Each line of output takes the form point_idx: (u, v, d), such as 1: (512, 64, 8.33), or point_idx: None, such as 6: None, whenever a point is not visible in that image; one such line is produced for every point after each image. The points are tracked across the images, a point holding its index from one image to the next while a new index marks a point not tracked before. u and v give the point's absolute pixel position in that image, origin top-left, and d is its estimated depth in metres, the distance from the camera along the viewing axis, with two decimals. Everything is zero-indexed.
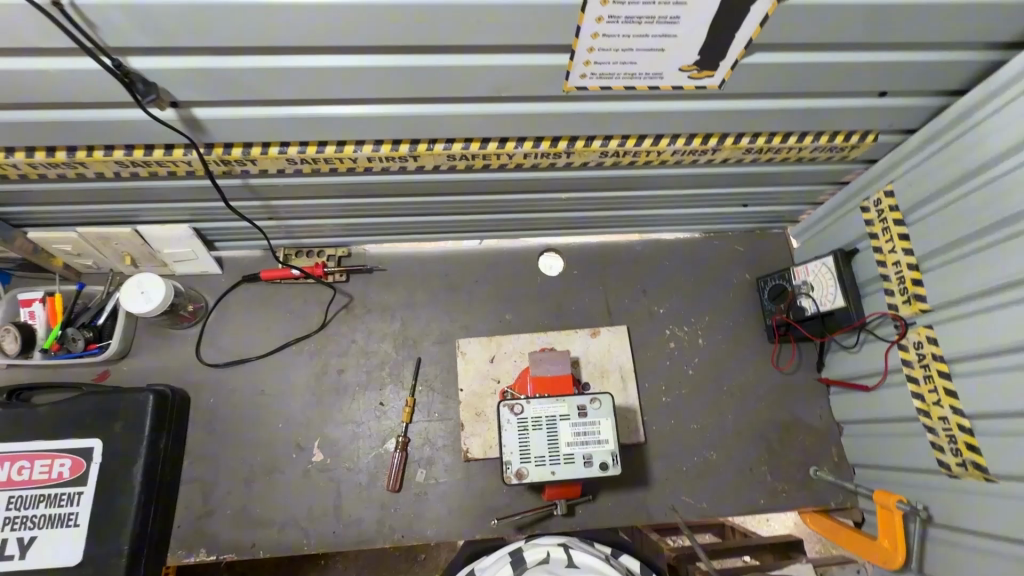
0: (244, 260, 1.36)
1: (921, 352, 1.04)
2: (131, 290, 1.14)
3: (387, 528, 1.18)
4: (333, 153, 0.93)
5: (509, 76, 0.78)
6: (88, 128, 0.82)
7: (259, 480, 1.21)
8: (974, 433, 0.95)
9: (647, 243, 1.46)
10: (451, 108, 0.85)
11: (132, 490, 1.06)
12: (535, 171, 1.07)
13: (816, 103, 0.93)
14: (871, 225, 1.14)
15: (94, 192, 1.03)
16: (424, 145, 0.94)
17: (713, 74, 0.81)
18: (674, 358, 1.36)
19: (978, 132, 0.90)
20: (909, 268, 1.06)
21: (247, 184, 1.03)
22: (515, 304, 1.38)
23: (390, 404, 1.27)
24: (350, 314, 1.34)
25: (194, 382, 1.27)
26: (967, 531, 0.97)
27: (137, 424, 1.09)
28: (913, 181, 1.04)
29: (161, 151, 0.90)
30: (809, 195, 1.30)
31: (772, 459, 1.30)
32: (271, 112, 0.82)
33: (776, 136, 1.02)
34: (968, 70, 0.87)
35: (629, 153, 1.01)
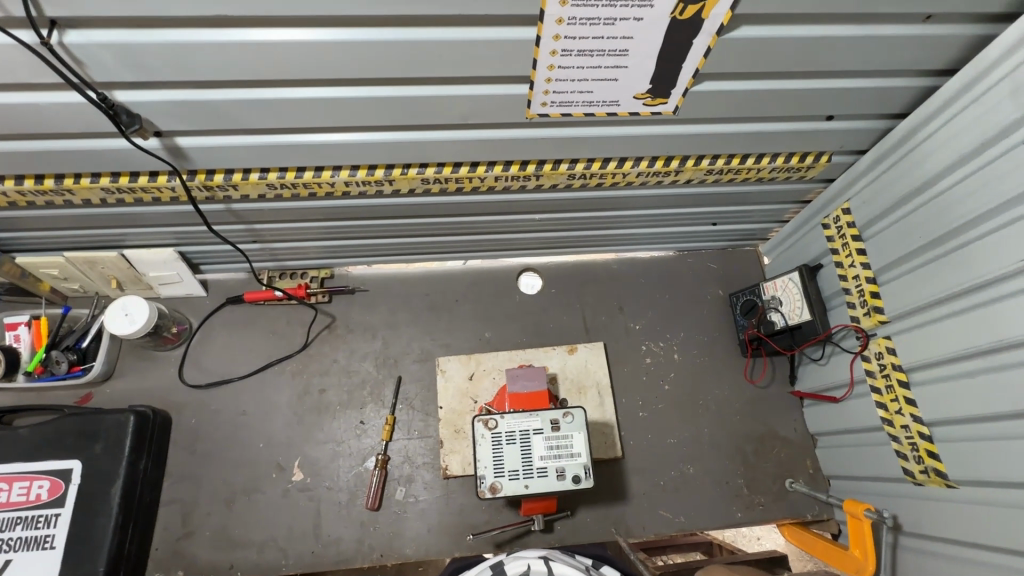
0: (229, 283, 1.39)
1: (882, 362, 1.08)
2: (115, 312, 1.17)
3: (366, 547, 1.19)
4: (311, 178, 0.97)
5: (473, 105, 0.83)
6: (75, 157, 0.86)
7: (239, 501, 1.21)
8: (934, 440, 0.98)
9: (623, 262, 1.50)
10: (422, 135, 0.90)
11: (110, 511, 1.07)
12: (508, 194, 1.12)
13: (768, 127, 0.98)
14: (831, 241, 1.19)
15: (81, 217, 1.06)
16: (398, 169, 0.98)
17: (667, 101, 0.86)
18: (651, 373, 1.39)
19: (919, 153, 0.96)
20: (867, 281, 1.10)
21: (230, 208, 1.07)
22: (495, 322, 1.41)
23: (371, 422, 1.29)
24: (333, 334, 1.37)
25: (177, 403, 1.28)
26: (934, 538, 0.99)
27: (117, 446, 1.10)
28: (866, 199, 1.10)
29: (145, 177, 0.94)
30: (776, 214, 1.36)
31: (748, 472, 1.31)
32: (251, 140, 0.87)
33: (734, 158, 1.07)
34: (906, 95, 0.93)
35: (595, 175, 1.06)
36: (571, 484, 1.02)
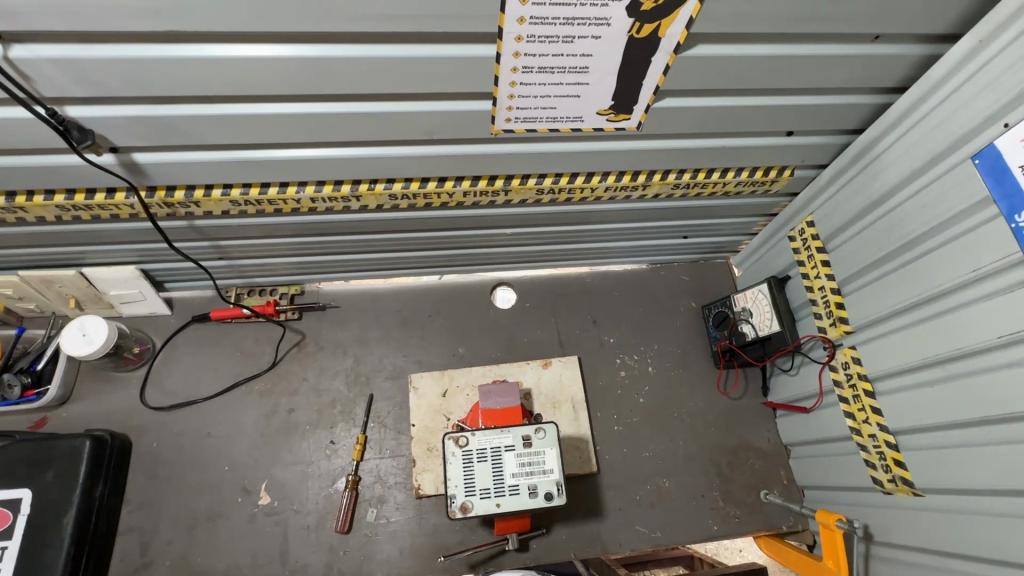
0: (196, 301, 1.36)
1: (849, 372, 1.09)
2: (72, 333, 1.13)
3: (336, 572, 1.15)
4: (276, 194, 0.96)
5: (437, 121, 0.83)
6: (26, 174, 0.84)
7: (202, 527, 1.17)
8: (900, 448, 0.99)
9: (597, 275, 1.51)
10: (386, 150, 0.89)
11: (62, 542, 1.01)
12: (477, 209, 1.12)
13: (731, 142, 1.00)
14: (798, 252, 1.21)
15: (36, 235, 1.03)
16: (365, 185, 0.98)
17: (630, 117, 0.87)
18: (626, 386, 1.39)
19: (875, 167, 0.99)
20: (832, 292, 1.12)
21: (193, 225, 1.05)
22: (468, 337, 1.40)
23: (341, 442, 1.26)
24: (302, 352, 1.34)
25: (137, 426, 1.24)
26: (904, 547, 0.99)
27: (71, 472, 1.06)
28: (829, 212, 1.12)
29: (102, 194, 0.91)
30: (744, 226, 1.38)
31: (724, 484, 1.31)
32: (211, 156, 0.85)
33: (700, 172, 1.09)
34: (861, 111, 0.96)
35: (564, 190, 1.06)
36: (543, 502, 1.00)
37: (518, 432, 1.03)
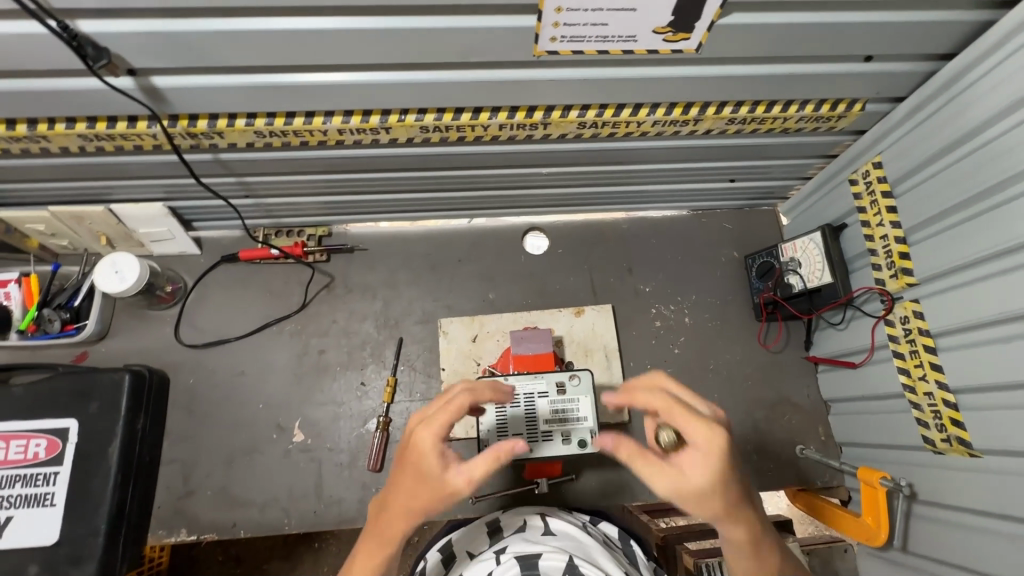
0: (225, 241, 1.35)
1: (907, 326, 1.02)
2: (105, 269, 1.12)
3: (369, 507, 1.18)
4: (301, 125, 0.90)
5: (476, 39, 0.75)
6: (44, 98, 0.80)
7: (240, 460, 1.20)
8: (959, 408, 0.93)
9: (633, 221, 1.43)
10: (417, 75, 0.82)
11: (108, 471, 1.04)
12: (512, 144, 1.04)
13: (803, 70, 0.89)
14: (859, 198, 1.11)
15: (62, 168, 1.00)
16: (395, 116, 0.91)
17: (690, 36, 0.78)
18: (660, 337, 1.34)
19: (962, 100, 0.87)
20: (896, 241, 1.03)
21: (218, 158, 1.00)
22: (499, 283, 1.36)
23: (372, 384, 1.26)
24: (331, 294, 1.32)
25: (173, 362, 1.26)
26: (952, 508, 0.95)
27: (113, 404, 1.08)
28: (900, 151, 1.01)
29: (124, 123, 0.88)
30: (799, 170, 1.27)
31: (758, 437, 1.29)
32: (234, 80, 0.80)
33: (760, 105, 0.98)
34: (958, 32, 0.84)
35: (608, 124, 0.98)
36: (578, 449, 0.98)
37: (551, 377, 1.01)
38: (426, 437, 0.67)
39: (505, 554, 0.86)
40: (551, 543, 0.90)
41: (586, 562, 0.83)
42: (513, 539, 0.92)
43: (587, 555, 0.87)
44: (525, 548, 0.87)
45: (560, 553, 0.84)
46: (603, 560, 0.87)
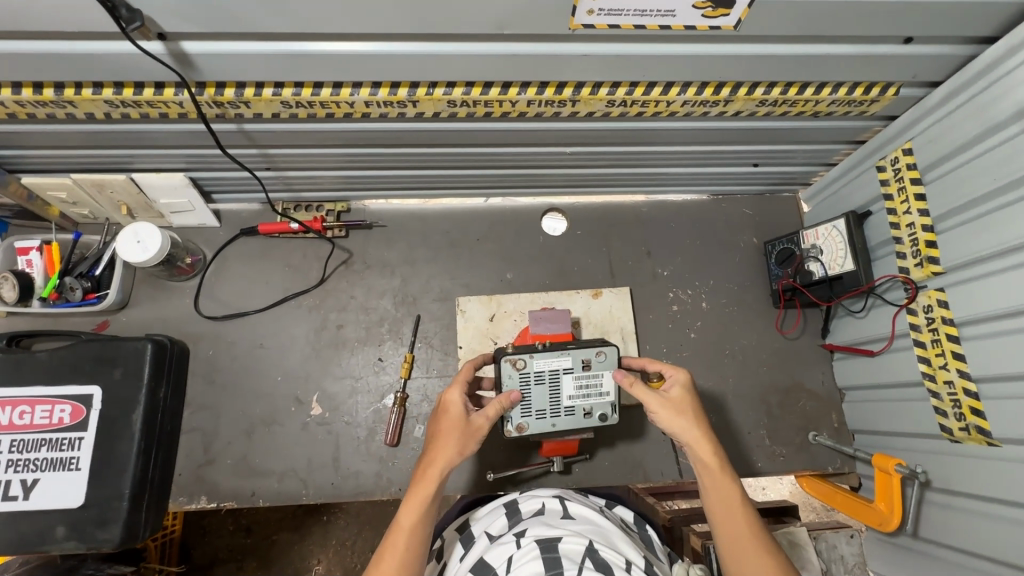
0: (243, 214, 1.34)
1: (930, 316, 1.02)
2: (127, 239, 1.12)
3: (385, 480, 1.20)
4: (329, 96, 0.89)
5: (513, 10, 0.74)
6: (72, 61, 0.79)
7: (259, 431, 1.21)
8: (980, 397, 0.93)
9: (653, 205, 1.43)
10: (449, 47, 0.81)
11: (132, 437, 1.06)
12: (537, 121, 1.03)
13: (841, 51, 0.87)
14: (886, 185, 1.10)
15: (86, 134, 1.00)
16: (424, 89, 0.90)
17: (730, 13, 0.76)
18: (677, 321, 1.34)
19: (1002, 86, 0.85)
20: (924, 230, 1.02)
21: (242, 129, 1.00)
22: (516, 263, 1.36)
23: (389, 359, 1.27)
24: (350, 270, 1.33)
25: (193, 334, 1.26)
26: (966, 495, 0.96)
27: (136, 373, 1.09)
28: (933, 138, 0.99)
29: (151, 90, 0.87)
30: (824, 156, 1.26)
31: (771, 423, 1.29)
32: (265, 48, 0.79)
33: (793, 87, 0.96)
34: (1004, 14, 0.82)
35: (637, 103, 0.97)
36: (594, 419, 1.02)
37: (577, 352, 1.00)
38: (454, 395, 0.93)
39: (525, 538, 0.86)
40: (569, 527, 0.89)
41: (606, 547, 0.83)
42: (531, 521, 0.92)
43: (606, 540, 0.87)
44: (544, 532, 0.87)
45: (579, 537, 0.84)
46: (622, 545, 0.87)
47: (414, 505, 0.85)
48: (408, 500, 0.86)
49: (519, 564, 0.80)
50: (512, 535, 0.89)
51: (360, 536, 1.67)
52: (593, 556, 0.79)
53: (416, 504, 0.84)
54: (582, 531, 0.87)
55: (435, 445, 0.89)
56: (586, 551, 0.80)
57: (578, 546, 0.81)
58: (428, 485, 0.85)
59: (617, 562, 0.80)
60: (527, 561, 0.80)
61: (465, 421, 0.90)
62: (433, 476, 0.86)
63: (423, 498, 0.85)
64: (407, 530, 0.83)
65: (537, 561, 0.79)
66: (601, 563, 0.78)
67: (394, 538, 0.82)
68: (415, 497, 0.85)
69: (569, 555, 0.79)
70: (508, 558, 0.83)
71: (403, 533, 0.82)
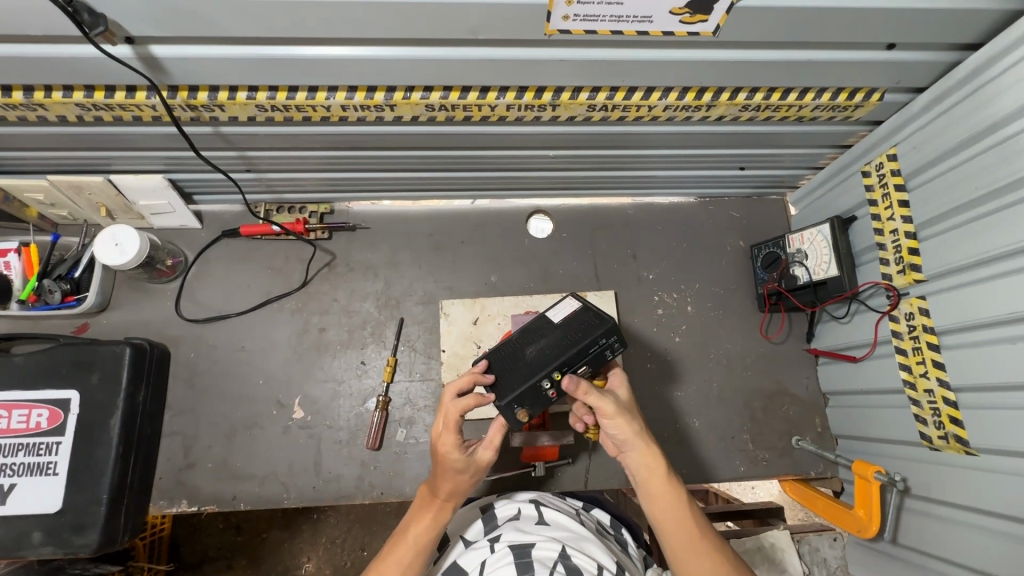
0: (226, 216, 1.33)
1: (912, 323, 1.01)
2: (105, 242, 1.11)
3: (367, 484, 1.19)
4: (304, 100, 0.88)
5: (486, 15, 0.73)
6: (40, 65, 0.77)
7: (240, 435, 1.21)
8: (959, 407, 0.93)
9: (639, 207, 1.42)
10: (423, 53, 0.79)
11: (110, 441, 1.05)
12: (517, 126, 1.02)
13: (823, 57, 0.86)
14: (871, 190, 1.09)
15: (60, 137, 0.98)
16: (400, 93, 0.89)
17: (707, 19, 0.75)
18: (662, 324, 1.34)
19: (985, 94, 0.84)
20: (907, 236, 1.02)
21: (218, 132, 0.99)
22: (501, 266, 1.35)
23: (371, 363, 1.27)
24: (333, 272, 1.32)
25: (174, 336, 1.26)
26: (945, 503, 0.96)
27: (114, 378, 1.08)
28: (917, 144, 0.98)
29: (122, 93, 0.85)
30: (810, 159, 1.25)
31: (755, 427, 1.29)
32: (235, 52, 0.77)
33: (776, 92, 0.95)
34: (987, 21, 0.80)
35: (618, 107, 0.96)
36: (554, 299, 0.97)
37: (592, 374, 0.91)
38: (449, 442, 0.87)
39: (499, 543, 0.87)
40: (543, 533, 0.89)
41: (578, 552, 0.83)
42: (505, 527, 0.93)
43: (578, 545, 0.86)
44: (518, 537, 0.87)
45: (552, 542, 0.83)
46: (594, 549, 0.87)
47: (425, 525, 0.88)
48: (419, 518, 0.89)
49: (492, 569, 0.81)
50: (487, 539, 0.90)
51: (349, 534, 1.68)
52: (564, 562, 0.79)
53: (427, 523, 0.88)
54: (556, 537, 0.87)
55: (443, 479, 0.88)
56: (557, 557, 0.80)
57: (550, 551, 0.81)
58: (443, 509, 0.89)
59: (588, 569, 0.79)
60: (499, 566, 0.81)
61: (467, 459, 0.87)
62: (445, 501, 0.89)
63: (437, 519, 0.89)
64: (414, 545, 0.87)
65: (509, 567, 0.79)
66: (572, 569, 0.78)
67: (399, 558, 0.85)
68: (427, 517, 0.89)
69: (541, 559, 0.79)
70: (482, 562, 0.85)
71: (408, 553, 0.86)
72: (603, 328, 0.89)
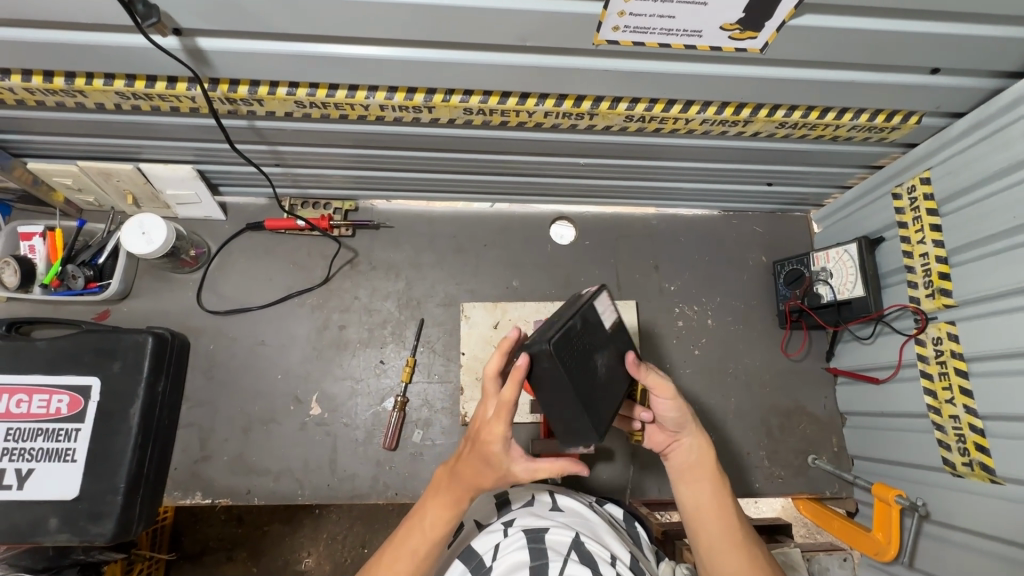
0: (250, 209, 1.33)
1: (940, 347, 1.01)
2: (132, 230, 1.11)
3: (382, 484, 1.19)
4: (344, 98, 0.88)
5: (534, 23, 0.72)
6: (87, 53, 0.77)
7: (256, 429, 1.21)
8: (986, 433, 0.93)
9: (663, 218, 1.42)
10: (467, 58, 0.79)
11: (129, 430, 1.05)
12: (552, 133, 1.02)
13: (867, 78, 0.85)
14: (901, 213, 1.09)
15: (94, 124, 0.98)
16: (440, 96, 0.89)
17: (757, 36, 0.75)
18: (682, 336, 1.34)
19: None
20: (937, 261, 1.01)
21: (253, 126, 0.99)
22: (522, 271, 1.35)
23: (390, 362, 1.26)
24: (355, 270, 1.32)
25: (194, 327, 1.25)
26: (965, 530, 0.96)
27: (135, 366, 1.08)
28: (953, 169, 0.98)
29: (163, 84, 0.85)
30: (839, 179, 1.24)
31: (771, 444, 1.29)
32: (280, 48, 0.77)
33: (814, 111, 0.95)
34: None
35: (655, 119, 0.96)
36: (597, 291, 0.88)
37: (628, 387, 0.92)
38: (495, 434, 0.78)
39: (513, 527, 0.86)
40: (558, 518, 0.88)
41: (592, 540, 0.82)
42: (520, 512, 0.91)
43: (593, 534, 0.85)
44: (532, 522, 0.86)
45: (566, 529, 0.83)
46: (609, 539, 0.86)
47: (442, 517, 0.85)
48: (438, 506, 0.86)
49: (504, 552, 0.80)
50: (501, 523, 0.89)
51: (351, 532, 1.67)
52: (578, 549, 0.78)
53: (443, 515, 0.85)
54: (570, 523, 0.86)
55: (467, 468, 0.83)
56: (572, 543, 0.79)
57: (564, 537, 0.80)
58: (460, 503, 0.85)
59: (601, 554, 0.78)
60: (512, 550, 0.79)
61: (509, 466, 0.80)
62: (465, 496, 0.85)
63: (452, 513, 0.85)
64: (426, 535, 0.85)
65: (523, 550, 0.78)
66: (586, 556, 0.77)
67: (415, 547, 0.84)
68: (445, 509, 0.85)
69: (555, 545, 0.78)
70: (495, 545, 0.84)
71: (422, 542, 0.84)
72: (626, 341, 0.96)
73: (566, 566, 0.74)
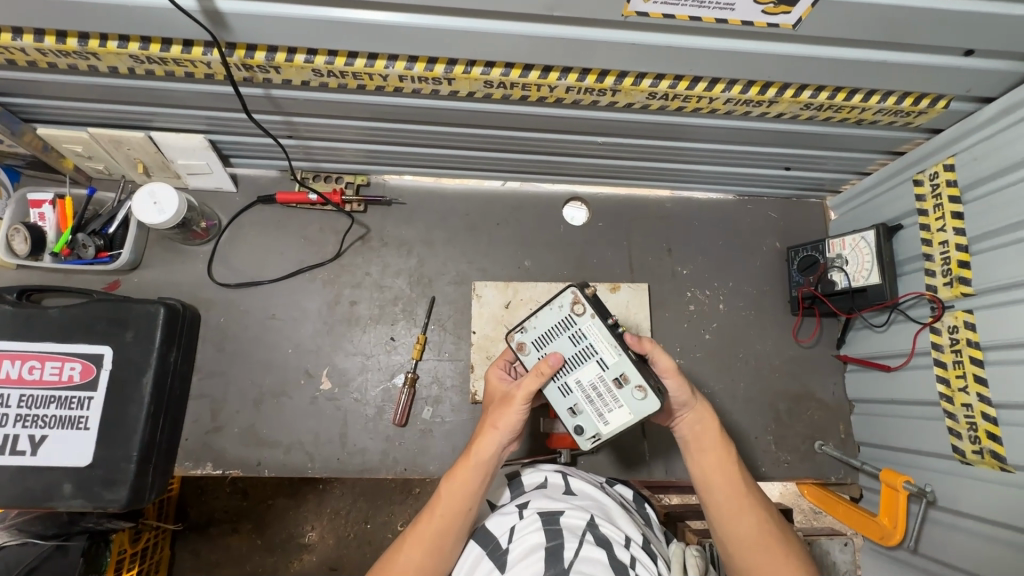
0: (261, 181, 1.32)
1: (955, 336, 1.01)
2: (144, 200, 1.10)
3: (391, 459, 1.20)
4: (363, 67, 0.86)
5: None
6: (101, 12, 0.75)
7: (266, 402, 1.21)
8: (998, 422, 0.93)
9: (677, 201, 1.40)
10: (490, 26, 0.77)
11: (142, 399, 1.05)
12: (572, 109, 1.00)
13: (897, 59, 0.83)
14: (922, 200, 1.07)
15: (105, 88, 0.96)
16: (461, 67, 0.87)
17: (791, 11, 0.73)
18: (693, 320, 1.33)
19: None
20: (957, 249, 1.00)
21: (269, 95, 0.97)
22: (534, 250, 1.34)
23: (401, 339, 1.26)
24: (366, 246, 1.31)
25: (205, 300, 1.25)
26: (971, 516, 0.97)
27: (147, 337, 1.07)
28: (978, 156, 0.96)
29: (179, 48, 0.83)
30: (858, 164, 1.23)
31: (778, 429, 1.30)
32: (299, 13, 0.75)
33: (840, 93, 0.93)
34: None
35: (678, 97, 0.94)
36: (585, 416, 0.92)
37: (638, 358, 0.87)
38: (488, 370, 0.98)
39: (527, 509, 0.86)
40: (571, 501, 0.88)
41: (606, 522, 0.82)
42: (533, 493, 0.91)
43: (606, 516, 0.86)
44: (547, 504, 0.86)
45: (581, 511, 0.83)
46: (622, 521, 0.86)
47: (456, 481, 0.88)
48: (456, 471, 0.89)
49: (520, 535, 0.80)
50: (515, 505, 0.89)
51: (354, 507, 1.68)
52: (593, 531, 0.79)
53: (460, 476, 0.88)
54: (584, 506, 0.87)
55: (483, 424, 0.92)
56: (587, 526, 0.79)
57: (579, 520, 0.81)
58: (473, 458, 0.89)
59: (616, 538, 0.79)
60: (529, 532, 0.80)
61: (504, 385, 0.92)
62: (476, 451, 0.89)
63: (466, 472, 0.88)
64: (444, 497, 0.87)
65: (538, 533, 0.79)
66: (601, 538, 0.78)
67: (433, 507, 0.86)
68: (461, 471, 0.88)
69: (571, 527, 0.79)
70: (511, 528, 0.83)
71: (442, 503, 0.86)
72: (581, 436, 0.89)
73: (581, 548, 0.75)
